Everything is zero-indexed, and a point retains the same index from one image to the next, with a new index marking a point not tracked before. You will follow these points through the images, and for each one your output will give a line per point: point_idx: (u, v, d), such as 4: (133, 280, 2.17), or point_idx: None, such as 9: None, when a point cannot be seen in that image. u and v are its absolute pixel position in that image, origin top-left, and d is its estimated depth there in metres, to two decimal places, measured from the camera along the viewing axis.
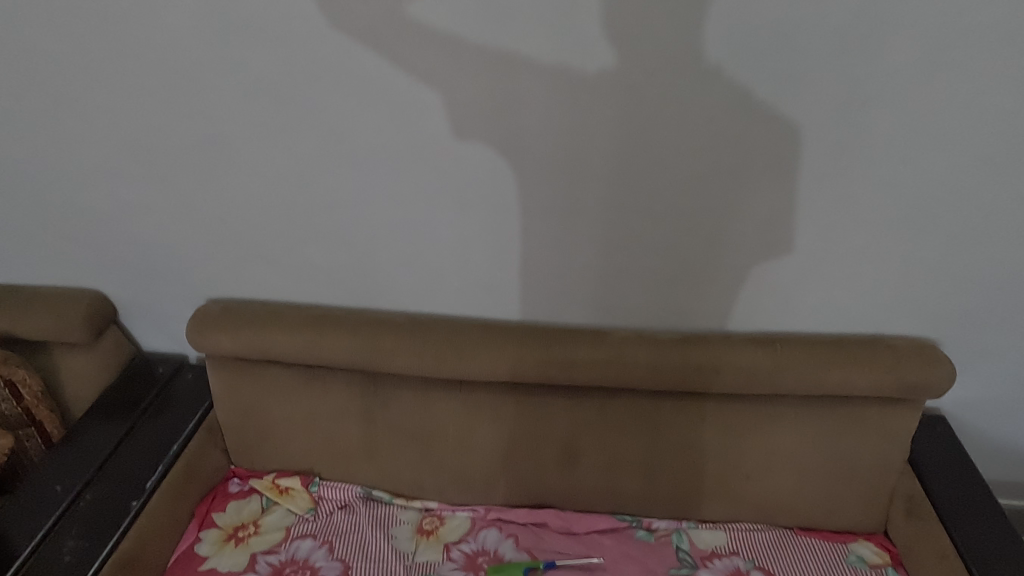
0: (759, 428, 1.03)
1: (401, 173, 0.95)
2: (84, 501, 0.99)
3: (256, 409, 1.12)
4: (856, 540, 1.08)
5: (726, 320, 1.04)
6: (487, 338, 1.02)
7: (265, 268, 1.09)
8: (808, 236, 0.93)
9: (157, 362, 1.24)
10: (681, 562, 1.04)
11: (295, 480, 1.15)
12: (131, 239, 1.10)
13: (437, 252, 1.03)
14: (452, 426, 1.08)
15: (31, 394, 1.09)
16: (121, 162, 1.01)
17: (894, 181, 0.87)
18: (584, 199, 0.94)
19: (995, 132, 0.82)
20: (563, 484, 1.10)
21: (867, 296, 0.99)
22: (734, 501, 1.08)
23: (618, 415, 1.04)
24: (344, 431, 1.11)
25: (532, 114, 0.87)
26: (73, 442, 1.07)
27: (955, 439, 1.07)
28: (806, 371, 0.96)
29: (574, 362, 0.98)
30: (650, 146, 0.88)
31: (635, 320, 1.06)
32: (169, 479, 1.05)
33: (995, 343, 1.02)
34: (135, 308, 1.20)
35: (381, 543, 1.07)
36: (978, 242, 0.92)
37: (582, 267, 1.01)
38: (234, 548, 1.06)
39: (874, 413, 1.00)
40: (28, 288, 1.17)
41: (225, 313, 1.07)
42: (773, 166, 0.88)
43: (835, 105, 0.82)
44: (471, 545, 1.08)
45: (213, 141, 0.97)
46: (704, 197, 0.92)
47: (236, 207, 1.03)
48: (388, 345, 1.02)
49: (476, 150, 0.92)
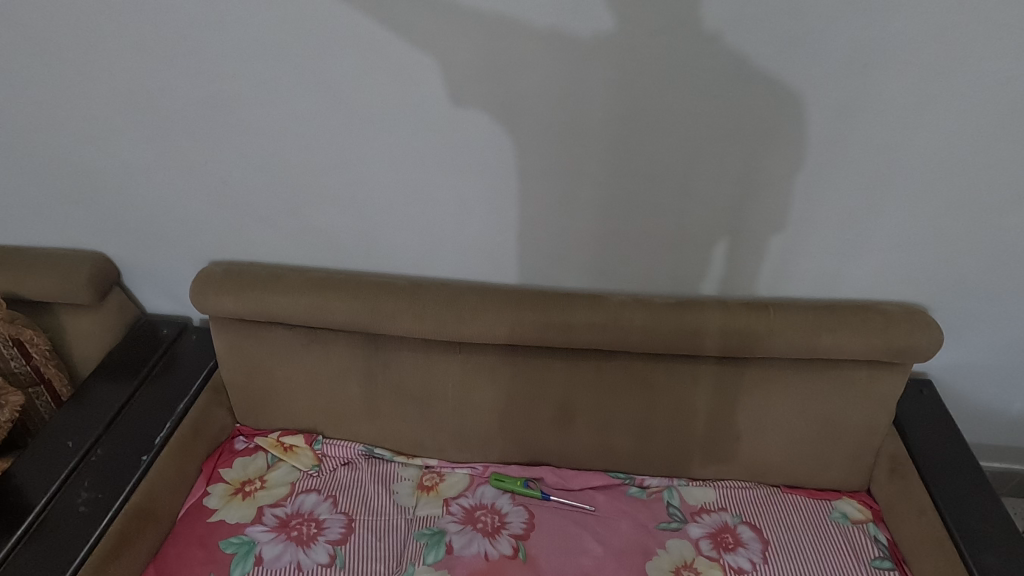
0: (750, 390, 1.05)
1: (401, 136, 0.95)
2: (95, 456, 1.03)
3: (260, 369, 1.14)
4: (840, 498, 1.12)
5: (721, 285, 1.06)
6: (486, 301, 1.03)
7: (266, 230, 1.10)
8: (804, 202, 0.94)
9: (162, 323, 1.26)
10: (671, 516, 1.09)
11: (299, 439, 1.18)
12: (132, 200, 1.10)
13: (436, 216, 1.04)
14: (452, 386, 1.11)
15: (40, 352, 1.12)
16: (117, 120, 1.01)
17: (892, 147, 0.88)
18: (583, 163, 0.94)
19: (995, 99, 0.82)
20: (559, 443, 1.14)
21: (861, 261, 1.00)
22: (725, 460, 1.12)
23: (613, 377, 1.07)
24: (347, 391, 1.14)
25: (531, 77, 0.87)
26: (82, 399, 1.10)
27: (940, 403, 1.11)
28: (798, 335, 0.98)
29: (570, 325, 1.00)
30: (651, 110, 0.88)
31: (632, 284, 1.08)
32: (178, 435, 1.09)
33: (984, 309, 1.04)
34: (138, 269, 1.21)
35: (383, 498, 1.12)
36: (971, 209, 0.93)
37: (580, 232, 1.02)
38: (241, 501, 1.09)
39: (862, 376, 1.03)
40: (31, 249, 1.18)
41: (227, 275, 1.08)
42: (773, 130, 0.88)
43: (836, 69, 0.82)
44: (469, 500, 1.12)
45: (210, 100, 0.96)
46: (704, 162, 0.92)
47: (236, 169, 1.03)
48: (388, 307, 1.04)
49: (474, 114, 0.92)
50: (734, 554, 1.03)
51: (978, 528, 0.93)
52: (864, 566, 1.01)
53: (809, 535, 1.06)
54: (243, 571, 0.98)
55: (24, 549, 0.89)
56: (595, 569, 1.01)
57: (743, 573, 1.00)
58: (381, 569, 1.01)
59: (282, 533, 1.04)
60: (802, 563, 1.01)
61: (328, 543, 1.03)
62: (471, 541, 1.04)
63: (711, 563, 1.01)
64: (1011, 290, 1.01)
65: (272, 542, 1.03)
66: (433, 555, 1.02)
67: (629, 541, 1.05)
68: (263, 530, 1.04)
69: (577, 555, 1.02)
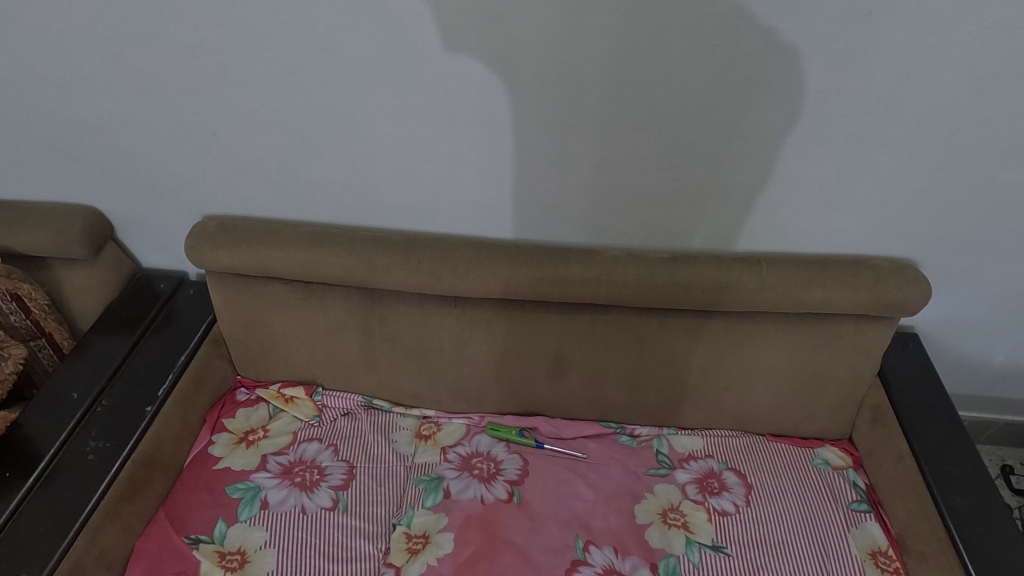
0: (739, 344, 1.08)
1: (394, 87, 0.93)
2: (101, 407, 1.06)
3: (259, 323, 1.16)
4: (822, 445, 1.16)
5: (714, 240, 1.06)
6: (481, 255, 1.04)
7: (259, 184, 1.09)
8: (801, 155, 0.94)
9: (158, 278, 1.27)
10: (659, 463, 1.13)
11: (299, 391, 1.21)
12: (122, 154, 1.09)
13: (431, 169, 1.03)
14: (448, 339, 1.13)
15: (38, 307, 1.12)
16: (100, 68, 0.97)
17: (890, 99, 0.87)
18: (579, 115, 0.93)
19: (996, 51, 0.81)
20: (553, 394, 1.17)
21: (855, 215, 1.00)
22: (713, 410, 1.16)
23: (608, 329, 1.09)
24: (345, 344, 1.16)
25: (525, 24, 0.84)
26: (83, 353, 1.12)
27: (924, 356, 1.14)
28: (788, 289, 0.99)
29: (565, 279, 1.01)
30: (647, 59, 0.86)
31: (626, 238, 1.08)
32: (180, 387, 1.11)
33: (971, 264, 1.05)
34: (131, 223, 1.21)
35: (382, 446, 1.15)
36: (966, 165, 0.92)
37: (576, 185, 1.02)
38: (246, 449, 1.13)
39: (850, 330, 1.06)
40: (21, 203, 1.17)
41: (221, 229, 1.08)
42: (770, 82, 0.86)
43: (839, 18, 0.79)
44: (466, 448, 1.16)
45: (196, 47, 0.93)
46: (700, 115, 0.91)
47: (227, 121, 1.01)
48: (384, 262, 1.04)
49: (469, 66, 0.90)
50: (718, 498, 1.07)
51: (950, 473, 0.98)
52: (841, 509, 1.06)
53: (790, 480, 1.10)
54: (250, 514, 1.03)
55: (37, 495, 0.93)
56: (586, 512, 1.06)
57: (727, 515, 1.05)
58: (381, 512, 1.06)
59: (285, 479, 1.08)
60: (783, 506, 1.06)
61: (330, 489, 1.08)
62: (468, 486, 1.08)
63: (696, 506, 1.06)
64: (1001, 246, 1.02)
65: (276, 488, 1.07)
66: (431, 499, 1.07)
67: (619, 486, 1.09)
68: (268, 476, 1.08)
69: (569, 499, 1.07)
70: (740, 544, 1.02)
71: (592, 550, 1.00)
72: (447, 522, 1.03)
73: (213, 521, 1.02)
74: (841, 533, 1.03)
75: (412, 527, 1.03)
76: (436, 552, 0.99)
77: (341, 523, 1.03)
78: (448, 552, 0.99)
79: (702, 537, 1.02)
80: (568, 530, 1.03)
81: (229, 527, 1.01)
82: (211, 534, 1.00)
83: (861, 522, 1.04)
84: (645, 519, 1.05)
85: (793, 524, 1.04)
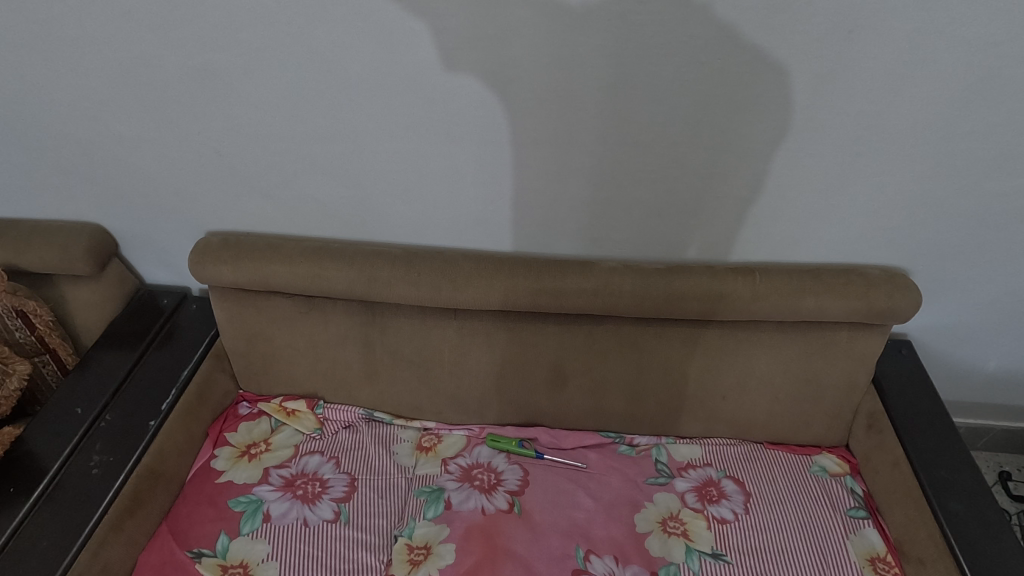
0: (735, 352, 1.09)
1: (394, 105, 0.96)
2: (104, 422, 1.07)
3: (261, 337, 1.17)
4: (820, 453, 1.17)
5: (709, 251, 1.09)
6: (480, 267, 1.06)
7: (261, 201, 1.12)
8: (791, 167, 0.96)
9: (161, 294, 1.29)
10: (659, 472, 1.14)
11: (301, 404, 1.22)
12: (127, 172, 1.11)
13: (430, 185, 1.05)
14: (448, 350, 1.14)
15: (43, 323, 1.13)
16: (107, 90, 1.00)
17: (875, 113, 0.89)
18: (574, 131, 0.96)
19: (976, 66, 0.84)
20: (552, 405, 1.18)
21: (845, 225, 1.03)
22: (711, 418, 1.17)
23: (606, 338, 1.10)
24: (346, 356, 1.17)
25: (521, 43, 0.87)
26: (86, 369, 1.13)
27: (918, 363, 1.16)
28: (781, 299, 1.01)
29: (563, 291, 1.03)
30: (639, 77, 0.89)
31: (622, 250, 1.11)
32: (183, 401, 1.12)
33: (961, 272, 1.07)
34: (135, 240, 1.23)
35: (383, 458, 1.16)
36: (951, 175, 0.95)
37: (572, 199, 1.04)
38: (248, 463, 1.13)
39: (844, 337, 1.07)
40: (26, 221, 1.19)
41: (225, 245, 1.10)
42: (759, 97, 0.89)
43: (823, 35, 0.82)
44: (466, 459, 1.17)
45: (201, 69, 0.96)
46: (691, 129, 0.94)
47: (230, 140, 1.04)
48: (384, 276, 1.06)
49: (466, 85, 0.92)
50: (717, 506, 1.08)
51: (946, 478, 0.99)
52: (840, 515, 1.07)
53: (788, 487, 1.11)
54: (253, 527, 1.03)
55: (41, 510, 0.94)
56: (586, 521, 1.06)
57: (727, 523, 1.06)
58: (382, 524, 1.06)
59: (288, 491, 1.09)
60: (782, 513, 1.07)
61: (332, 501, 1.08)
62: (469, 497, 1.09)
63: (696, 514, 1.07)
64: (988, 253, 1.04)
65: (279, 500, 1.08)
66: (433, 510, 1.07)
67: (619, 495, 1.10)
68: (271, 490, 1.09)
69: (570, 508, 1.08)
70: (740, 552, 1.02)
71: (593, 559, 1.01)
72: (448, 533, 1.04)
73: (216, 534, 1.02)
74: (840, 539, 1.03)
75: (414, 538, 1.03)
76: (438, 563, 1.00)
77: (344, 535, 1.04)
78: (449, 563, 1.00)
79: (701, 545, 1.03)
80: (568, 539, 1.04)
81: (231, 540, 1.02)
82: (214, 547, 1.01)
83: (860, 528, 1.05)
84: (645, 528, 1.05)
85: (793, 531, 1.05)
